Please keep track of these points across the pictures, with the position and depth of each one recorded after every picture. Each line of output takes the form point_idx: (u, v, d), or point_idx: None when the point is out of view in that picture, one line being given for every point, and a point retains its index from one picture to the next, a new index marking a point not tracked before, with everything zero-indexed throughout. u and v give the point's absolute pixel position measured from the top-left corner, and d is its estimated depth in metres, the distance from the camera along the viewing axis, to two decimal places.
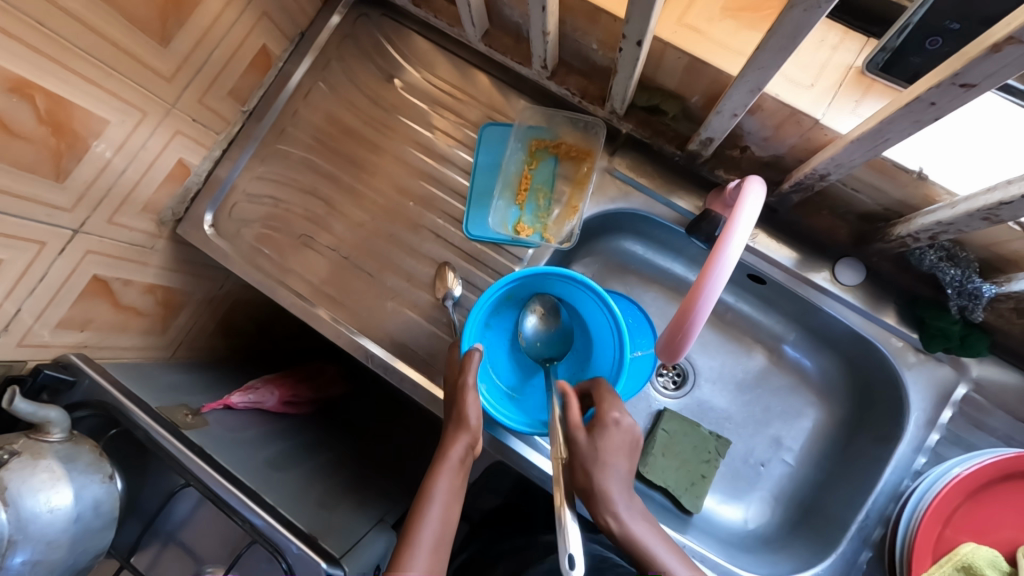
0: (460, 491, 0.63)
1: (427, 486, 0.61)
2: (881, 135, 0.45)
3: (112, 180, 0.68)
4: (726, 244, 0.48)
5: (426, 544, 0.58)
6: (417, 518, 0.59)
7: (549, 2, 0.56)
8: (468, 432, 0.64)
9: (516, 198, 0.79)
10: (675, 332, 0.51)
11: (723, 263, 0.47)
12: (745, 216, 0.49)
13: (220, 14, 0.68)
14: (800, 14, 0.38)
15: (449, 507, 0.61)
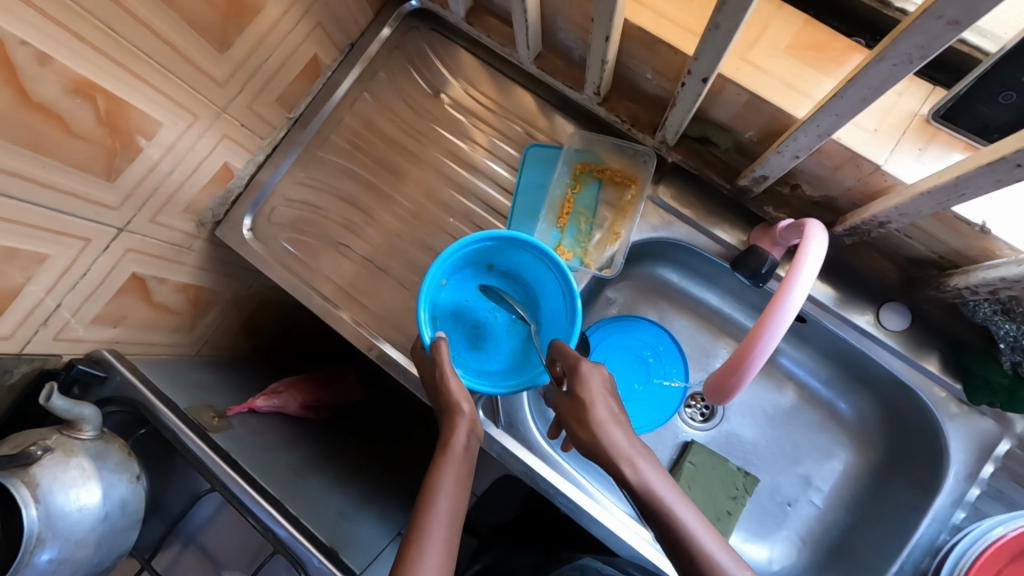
0: (467, 483, 0.61)
1: (433, 479, 0.59)
2: (956, 190, 0.44)
3: (159, 180, 0.68)
4: (788, 293, 0.47)
5: (438, 539, 0.55)
6: (425, 512, 0.57)
7: (612, 32, 0.56)
8: (465, 419, 0.63)
9: (558, 220, 0.78)
10: (738, 367, 0.50)
11: (783, 311, 0.47)
12: (808, 265, 0.49)
13: (277, 22, 0.69)
14: (889, 67, 0.38)
15: (457, 498, 0.59)
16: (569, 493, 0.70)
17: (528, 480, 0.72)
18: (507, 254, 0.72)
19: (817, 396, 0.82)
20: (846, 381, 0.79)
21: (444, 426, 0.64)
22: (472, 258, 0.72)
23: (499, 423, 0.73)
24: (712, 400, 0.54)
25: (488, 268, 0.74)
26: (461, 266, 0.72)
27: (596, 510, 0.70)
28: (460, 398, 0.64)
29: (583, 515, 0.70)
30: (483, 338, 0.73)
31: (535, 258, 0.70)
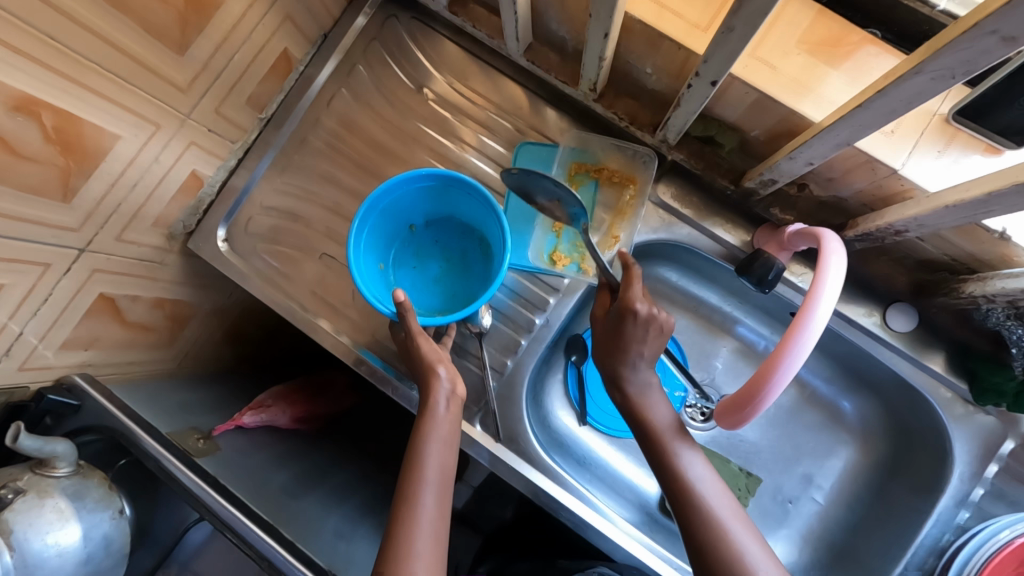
0: (454, 441, 0.62)
1: (419, 443, 0.60)
2: (984, 207, 0.42)
3: (123, 196, 0.62)
4: (813, 307, 0.48)
5: (429, 505, 0.57)
6: (415, 475, 0.58)
7: (613, 29, 0.52)
8: (444, 384, 0.63)
9: (554, 225, 0.74)
10: (755, 387, 0.49)
11: (807, 331, 0.47)
12: (829, 277, 0.49)
13: (243, 16, 0.62)
14: (926, 81, 0.34)
15: (444, 457, 0.60)
16: (572, 507, 0.69)
17: (530, 495, 0.70)
18: (415, 205, 0.70)
19: (818, 394, 0.81)
20: (848, 380, 0.78)
21: (422, 389, 0.64)
22: (389, 231, 0.70)
23: (498, 438, 0.71)
24: (726, 426, 0.54)
25: (411, 230, 0.73)
26: (384, 244, 0.70)
27: (600, 523, 0.69)
28: (434, 359, 0.63)
29: (587, 528, 0.69)
30: (453, 283, 0.73)
31: (439, 189, 0.67)
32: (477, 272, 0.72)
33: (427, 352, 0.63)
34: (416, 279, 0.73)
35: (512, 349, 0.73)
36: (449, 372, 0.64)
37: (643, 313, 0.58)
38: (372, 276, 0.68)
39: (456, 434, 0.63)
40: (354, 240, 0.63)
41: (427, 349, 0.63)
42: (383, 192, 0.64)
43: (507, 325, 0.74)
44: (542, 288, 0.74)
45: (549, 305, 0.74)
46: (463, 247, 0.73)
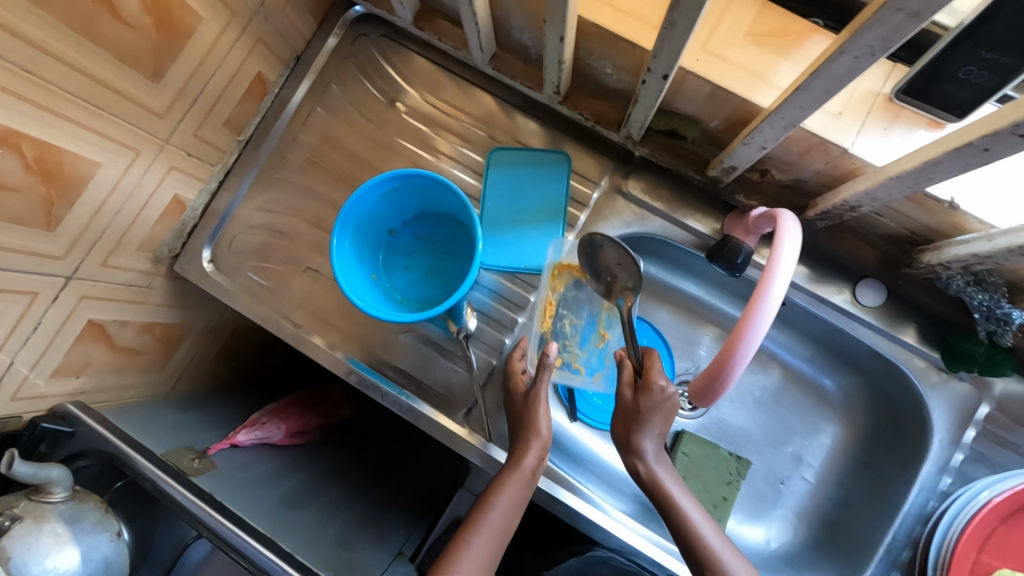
0: (523, 505, 0.63)
1: (494, 491, 0.62)
2: (925, 175, 0.44)
3: (107, 222, 0.64)
4: (770, 282, 0.50)
5: (481, 550, 0.58)
6: (478, 519, 0.60)
7: (567, 32, 0.54)
8: (540, 441, 0.66)
9: (542, 324, 0.74)
10: (720, 363, 0.51)
11: (766, 305, 0.49)
12: (785, 253, 0.51)
13: (215, 42, 0.65)
14: (851, 60, 0.37)
15: (509, 518, 0.61)
16: (565, 499, 0.70)
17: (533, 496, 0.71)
18: (389, 210, 0.72)
19: (801, 374, 0.82)
20: (829, 359, 0.79)
21: (515, 443, 0.67)
22: (372, 240, 0.72)
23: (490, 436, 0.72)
24: (695, 402, 0.55)
25: (392, 235, 0.75)
26: (371, 255, 0.72)
27: (595, 514, 0.70)
28: (543, 423, 0.66)
29: (581, 518, 0.70)
30: (445, 270, 0.75)
31: (408, 186, 0.69)
32: (464, 258, 0.74)
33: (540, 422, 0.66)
34: (411, 277, 0.75)
35: (497, 348, 0.75)
36: (547, 443, 0.66)
37: (666, 390, 0.63)
38: (367, 288, 0.69)
39: (525, 501, 0.63)
40: (338, 253, 0.65)
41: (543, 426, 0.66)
42: (355, 204, 0.66)
43: (490, 325, 0.75)
44: (523, 286, 0.76)
45: (530, 303, 0.75)
46: (446, 235, 0.75)
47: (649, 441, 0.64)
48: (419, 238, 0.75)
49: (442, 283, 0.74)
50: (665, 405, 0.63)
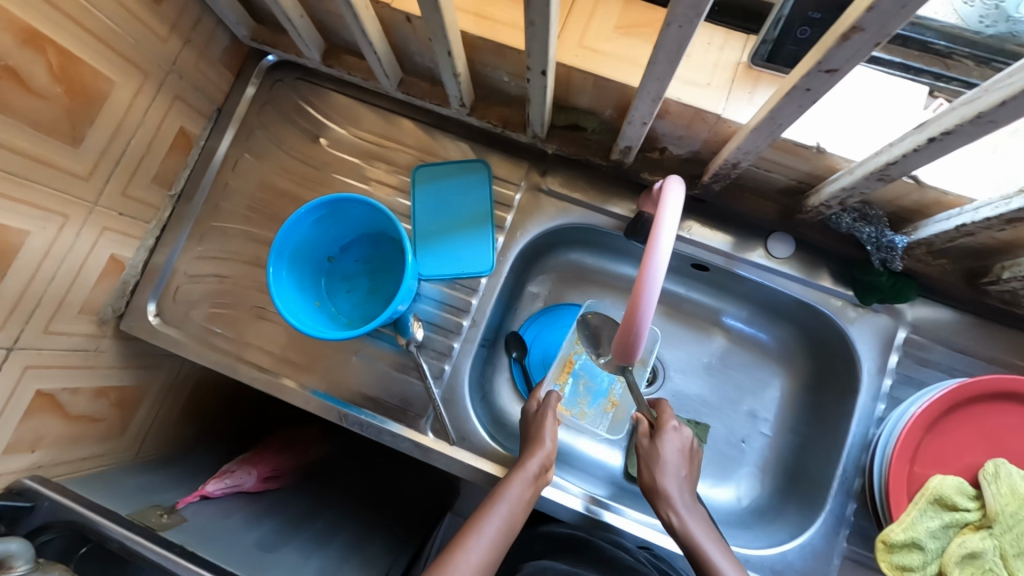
0: (527, 505, 0.61)
1: (499, 487, 0.61)
2: (775, 122, 0.49)
3: (43, 288, 0.65)
4: (656, 241, 0.47)
5: (491, 540, 0.56)
6: (484, 512, 0.58)
7: (453, 47, 0.59)
8: (544, 451, 0.65)
9: (559, 376, 0.83)
10: (629, 325, 0.51)
11: (656, 265, 0.47)
12: (669, 209, 0.48)
13: (131, 103, 0.68)
14: (677, 29, 0.41)
15: (514, 515, 0.59)
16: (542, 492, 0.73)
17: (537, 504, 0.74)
18: (323, 238, 0.75)
19: (742, 335, 0.87)
20: (763, 315, 0.84)
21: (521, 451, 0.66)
22: (311, 268, 0.75)
23: (452, 439, 0.74)
24: (623, 360, 0.55)
25: (331, 262, 0.78)
26: (312, 283, 0.75)
27: (561, 496, 0.73)
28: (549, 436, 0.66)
29: (552, 504, 0.73)
30: (387, 287, 0.78)
31: (336, 212, 0.72)
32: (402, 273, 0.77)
33: (545, 435, 0.66)
34: (355, 299, 0.77)
35: (446, 353, 0.77)
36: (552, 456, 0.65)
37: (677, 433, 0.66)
38: (310, 314, 0.72)
39: (529, 504, 0.61)
40: (276, 282, 0.67)
41: (549, 439, 0.66)
42: (286, 235, 0.69)
43: (438, 333, 0.78)
44: (463, 292, 0.79)
45: (472, 306, 0.78)
46: (383, 254, 0.78)
47: (673, 480, 0.63)
48: (358, 260, 0.79)
49: (385, 300, 0.77)
50: (681, 446, 0.66)
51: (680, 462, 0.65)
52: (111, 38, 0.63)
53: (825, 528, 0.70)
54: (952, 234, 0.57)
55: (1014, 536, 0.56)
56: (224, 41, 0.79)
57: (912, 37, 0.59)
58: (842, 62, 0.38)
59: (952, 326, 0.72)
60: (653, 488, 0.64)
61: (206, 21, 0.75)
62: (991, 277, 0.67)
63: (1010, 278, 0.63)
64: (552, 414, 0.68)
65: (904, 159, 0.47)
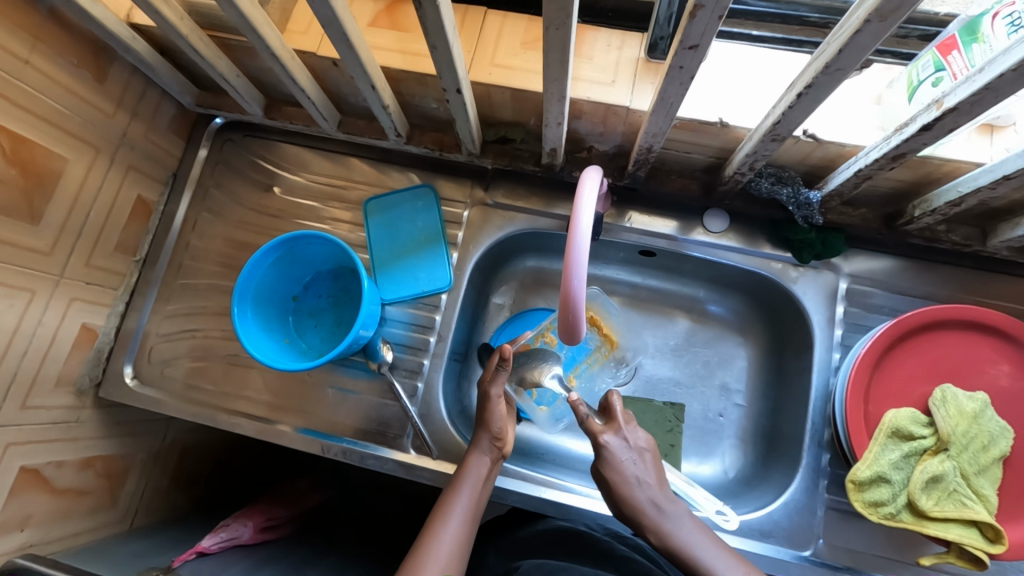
0: (488, 482, 0.64)
1: (459, 471, 0.64)
2: (668, 102, 0.54)
3: (16, 364, 0.67)
4: (577, 226, 0.50)
5: (461, 518, 0.59)
6: (451, 497, 0.61)
7: (375, 81, 0.64)
8: (491, 432, 0.66)
9: None
10: (566, 313, 0.54)
11: (579, 251, 0.50)
12: (585, 206, 0.51)
13: (85, 178, 0.72)
14: (556, 32, 0.46)
15: (478, 494, 0.62)
16: (526, 491, 0.73)
17: (524, 506, 0.73)
18: (284, 279, 0.78)
19: (702, 314, 0.89)
20: (717, 288, 0.87)
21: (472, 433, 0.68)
22: (276, 308, 0.78)
23: (434, 454, 0.76)
24: (570, 342, 0.57)
25: (297, 300, 0.81)
26: (279, 322, 0.78)
27: (548, 492, 0.73)
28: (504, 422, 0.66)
29: (538, 502, 0.73)
30: (351, 315, 0.81)
31: (293, 253, 0.76)
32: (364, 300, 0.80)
33: (493, 418, 0.65)
34: (323, 330, 0.80)
35: (417, 371, 0.80)
36: (501, 433, 0.66)
37: (614, 444, 0.60)
38: (278, 351, 0.75)
39: (492, 481, 0.65)
40: (240, 323, 0.70)
41: (495, 420, 0.65)
42: (247, 279, 0.72)
43: (408, 353, 0.80)
44: (426, 309, 0.82)
45: (437, 322, 0.81)
46: (344, 286, 0.82)
47: (643, 488, 0.59)
48: (322, 294, 0.82)
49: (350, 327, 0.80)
50: (633, 454, 0.60)
51: (640, 471, 0.59)
52: (59, 119, 0.68)
53: (804, 482, 0.71)
54: (854, 180, 0.62)
55: (969, 454, 0.61)
56: (170, 110, 0.85)
57: (790, 14, 0.62)
58: (699, 38, 0.43)
59: (889, 270, 0.75)
60: (628, 511, 0.59)
61: (151, 93, 0.80)
62: (906, 219, 0.71)
63: (922, 215, 0.67)
64: (497, 395, 0.66)
65: (784, 117, 0.52)
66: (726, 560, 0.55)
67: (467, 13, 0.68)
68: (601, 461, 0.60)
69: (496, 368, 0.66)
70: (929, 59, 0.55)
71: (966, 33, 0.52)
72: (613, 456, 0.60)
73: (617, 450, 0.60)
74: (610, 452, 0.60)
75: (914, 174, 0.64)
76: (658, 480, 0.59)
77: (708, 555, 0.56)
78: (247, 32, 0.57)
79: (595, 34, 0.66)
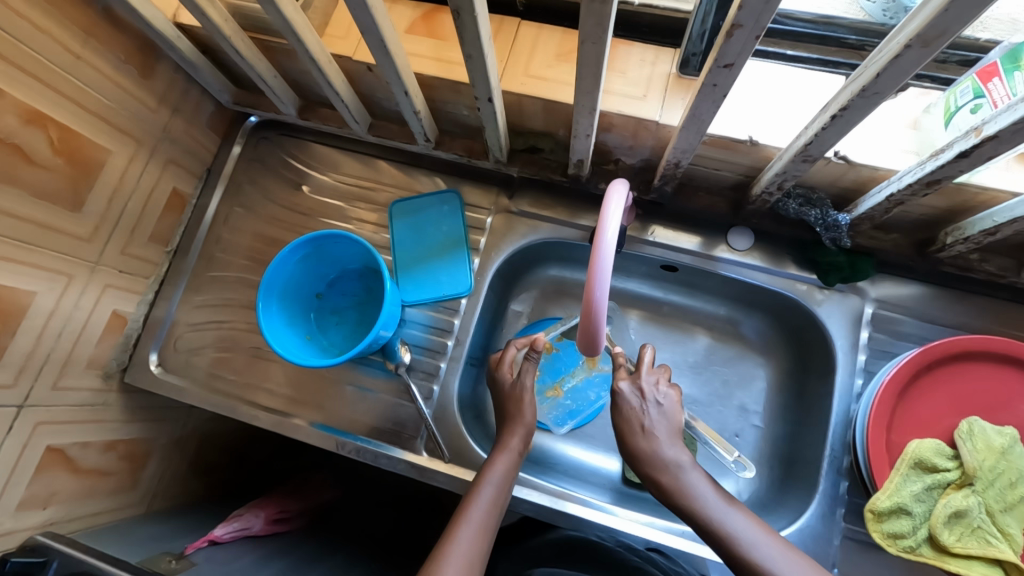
0: (512, 480, 0.65)
1: (483, 472, 0.64)
2: (699, 119, 0.54)
3: (50, 346, 0.70)
4: (603, 230, 0.51)
5: (479, 521, 0.59)
6: (470, 499, 0.62)
7: (410, 87, 0.66)
8: (521, 426, 0.68)
9: None
10: (587, 325, 0.54)
11: (603, 263, 0.50)
12: (611, 211, 0.52)
13: (126, 169, 0.75)
14: (592, 46, 0.47)
15: (501, 493, 0.63)
16: (537, 500, 0.72)
17: (534, 515, 0.73)
18: (309, 276, 0.80)
19: (722, 331, 0.89)
20: (739, 307, 0.87)
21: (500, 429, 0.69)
22: (300, 304, 0.80)
23: (446, 458, 0.75)
24: (590, 353, 0.57)
25: (320, 298, 0.83)
26: (302, 318, 0.80)
27: (559, 503, 0.72)
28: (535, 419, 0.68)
29: (548, 512, 0.72)
30: (372, 314, 0.82)
31: (319, 249, 0.77)
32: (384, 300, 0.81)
33: (524, 411, 0.68)
34: (344, 328, 0.82)
35: (434, 373, 0.80)
36: (531, 428, 0.68)
37: (630, 393, 0.61)
38: (299, 346, 0.76)
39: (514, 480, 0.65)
40: (265, 317, 0.72)
41: (530, 414, 0.68)
42: (274, 275, 0.73)
43: (425, 354, 0.81)
44: (446, 313, 0.83)
45: (456, 326, 0.82)
46: (367, 286, 0.83)
47: (648, 443, 0.59)
48: (346, 292, 0.83)
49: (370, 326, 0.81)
50: (649, 408, 0.61)
51: (651, 424, 0.60)
52: (106, 112, 0.70)
53: (821, 509, 0.70)
54: (885, 205, 0.62)
55: (995, 491, 0.59)
56: (210, 107, 0.87)
57: (828, 35, 0.63)
58: (734, 56, 0.43)
59: (918, 297, 0.74)
60: (634, 459, 0.60)
61: (193, 91, 0.83)
62: (937, 245, 0.70)
63: (955, 243, 0.66)
64: (529, 387, 0.70)
65: (817, 138, 0.52)
66: (758, 529, 0.55)
67: (502, 24, 0.70)
68: (613, 403, 0.62)
69: (525, 358, 0.70)
70: (969, 85, 0.54)
71: (1009, 61, 0.51)
72: (622, 403, 0.61)
73: (632, 399, 0.61)
74: (621, 400, 0.61)
75: (948, 201, 0.63)
76: (666, 436, 0.59)
77: (737, 523, 0.55)
78: (289, 35, 0.59)
79: (628, 48, 0.67)
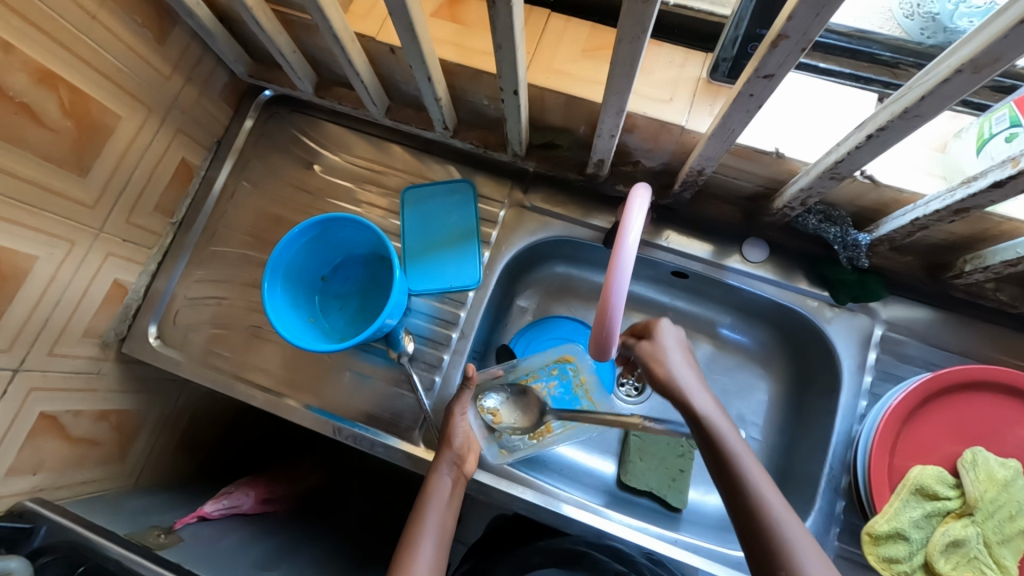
0: (454, 503, 0.66)
1: (423, 498, 0.65)
2: (728, 128, 0.53)
3: (47, 313, 0.68)
4: (623, 242, 0.50)
5: (428, 556, 0.61)
6: (417, 529, 0.63)
7: (432, 73, 0.64)
8: (453, 450, 0.69)
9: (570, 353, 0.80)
10: (600, 330, 0.53)
11: (623, 265, 0.49)
12: (632, 228, 0.50)
13: (134, 136, 0.73)
14: (629, 45, 0.45)
15: (444, 517, 0.64)
16: (529, 498, 0.71)
17: (527, 513, 0.72)
18: (315, 258, 0.78)
19: (726, 341, 0.88)
20: (744, 319, 0.86)
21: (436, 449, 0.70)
22: (304, 286, 0.79)
23: None
24: (599, 358, 0.56)
25: (324, 281, 0.81)
26: (305, 300, 0.79)
27: (550, 503, 0.71)
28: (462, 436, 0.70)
29: (539, 511, 0.71)
30: (375, 302, 0.81)
31: (325, 232, 0.75)
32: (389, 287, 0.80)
33: (456, 434, 0.70)
34: (347, 313, 0.80)
35: (436, 365, 0.80)
36: (462, 449, 0.70)
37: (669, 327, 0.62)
38: (302, 329, 0.75)
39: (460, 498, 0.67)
40: (269, 298, 0.71)
41: (460, 438, 0.70)
42: (280, 255, 0.72)
43: (428, 346, 0.80)
44: (452, 305, 0.82)
45: (461, 318, 0.81)
46: (371, 271, 0.82)
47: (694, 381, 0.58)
48: (350, 277, 0.82)
49: (372, 314, 0.80)
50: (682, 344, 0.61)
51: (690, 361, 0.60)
52: (118, 77, 0.68)
53: (816, 527, 0.70)
54: (908, 228, 0.61)
55: (994, 522, 0.59)
56: (224, 77, 0.85)
57: (860, 51, 0.61)
58: (775, 68, 0.42)
59: (928, 322, 0.73)
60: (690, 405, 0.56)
61: (207, 60, 0.81)
62: (955, 271, 0.70)
63: (973, 271, 0.66)
64: (460, 413, 0.71)
65: (850, 156, 0.50)
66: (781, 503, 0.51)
67: (530, 13, 0.68)
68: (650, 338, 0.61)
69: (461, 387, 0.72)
70: (1006, 113, 0.53)
71: None
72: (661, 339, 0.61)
73: (668, 333, 0.61)
74: (660, 331, 0.61)
75: (970, 229, 0.63)
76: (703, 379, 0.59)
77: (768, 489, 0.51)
78: (312, 11, 0.57)
79: (657, 50, 0.66)
